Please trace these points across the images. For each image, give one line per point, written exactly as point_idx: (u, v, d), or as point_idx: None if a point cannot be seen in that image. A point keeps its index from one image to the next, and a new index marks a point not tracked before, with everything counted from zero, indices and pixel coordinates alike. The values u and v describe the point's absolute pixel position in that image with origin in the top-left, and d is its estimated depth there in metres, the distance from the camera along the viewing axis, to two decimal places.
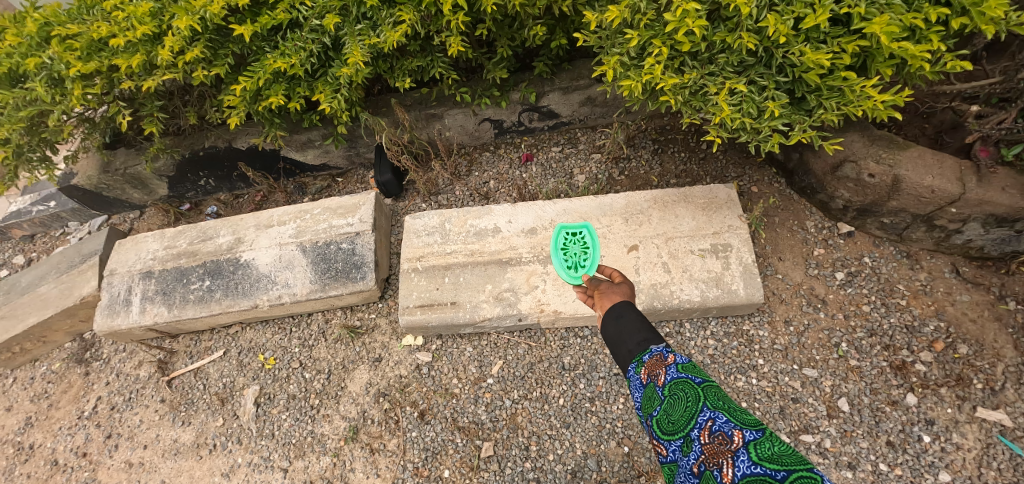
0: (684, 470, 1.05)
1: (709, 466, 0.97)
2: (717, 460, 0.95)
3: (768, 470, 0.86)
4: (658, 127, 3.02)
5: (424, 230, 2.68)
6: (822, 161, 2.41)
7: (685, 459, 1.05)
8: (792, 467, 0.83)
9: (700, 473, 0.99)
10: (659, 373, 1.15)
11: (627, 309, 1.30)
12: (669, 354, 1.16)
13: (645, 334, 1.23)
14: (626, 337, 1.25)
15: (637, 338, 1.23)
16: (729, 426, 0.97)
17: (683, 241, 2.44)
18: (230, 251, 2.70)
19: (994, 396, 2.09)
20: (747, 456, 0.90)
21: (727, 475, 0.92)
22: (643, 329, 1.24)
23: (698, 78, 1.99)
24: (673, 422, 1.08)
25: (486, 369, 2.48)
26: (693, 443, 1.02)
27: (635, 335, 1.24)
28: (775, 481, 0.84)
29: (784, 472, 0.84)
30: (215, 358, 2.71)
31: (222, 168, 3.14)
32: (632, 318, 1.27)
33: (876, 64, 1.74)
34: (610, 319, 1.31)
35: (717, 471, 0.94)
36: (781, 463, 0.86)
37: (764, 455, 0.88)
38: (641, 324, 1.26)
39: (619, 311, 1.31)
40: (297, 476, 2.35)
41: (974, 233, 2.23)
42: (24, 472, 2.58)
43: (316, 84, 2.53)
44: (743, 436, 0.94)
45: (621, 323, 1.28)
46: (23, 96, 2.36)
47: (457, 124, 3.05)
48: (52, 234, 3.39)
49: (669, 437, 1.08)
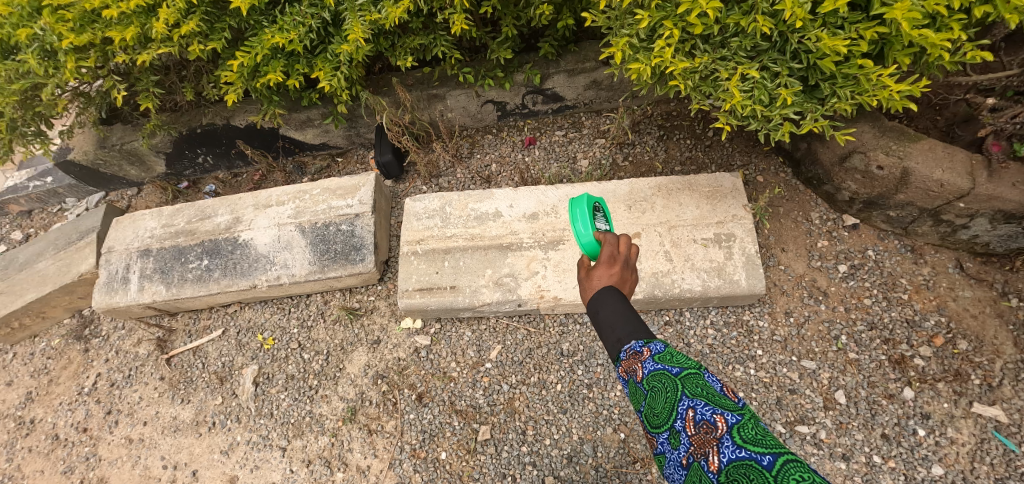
0: (674, 463, 1.04)
1: (697, 456, 0.95)
2: (703, 448, 0.93)
3: (752, 454, 0.84)
4: (664, 113, 2.97)
5: (425, 213, 2.65)
6: (830, 151, 2.37)
7: (674, 451, 1.03)
8: (776, 450, 0.81)
9: (689, 464, 0.97)
10: (636, 368, 1.12)
11: (602, 303, 1.24)
12: (644, 347, 1.12)
13: (620, 331, 1.19)
14: (604, 337, 1.22)
15: (612, 337, 1.20)
16: (711, 412, 0.95)
17: (687, 230, 2.41)
18: (228, 231, 2.68)
19: (990, 392, 2.09)
20: (732, 441, 0.88)
21: (713, 464, 0.90)
22: (616, 327, 1.19)
23: (709, 63, 1.94)
24: (658, 415, 1.06)
25: (484, 353, 2.49)
26: (680, 436, 1.00)
27: (611, 334, 1.20)
28: (759, 465, 0.82)
29: (769, 456, 0.82)
30: (213, 338, 2.71)
31: (220, 145, 3.09)
32: (607, 314, 1.22)
33: (893, 52, 1.68)
34: (591, 316, 1.27)
35: (704, 460, 0.93)
36: (764, 445, 0.84)
37: (746, 438, 0.87)
38: (615, 320, 1.21)
39: (593, 310, 1.26)
40: (296, 455, 2.37)
41: (980, 228, 2.20)
42: (25, 446, 2.61)
43: (316, 61, 2.46)
44: (726, 420, 0.92)
45: (598, 322, 1.24)
46: (16, 68, 2.30)
47: (459, 105, 2.99)
48: (50, 210, 3.36)
49: (658, 430, 1.07)
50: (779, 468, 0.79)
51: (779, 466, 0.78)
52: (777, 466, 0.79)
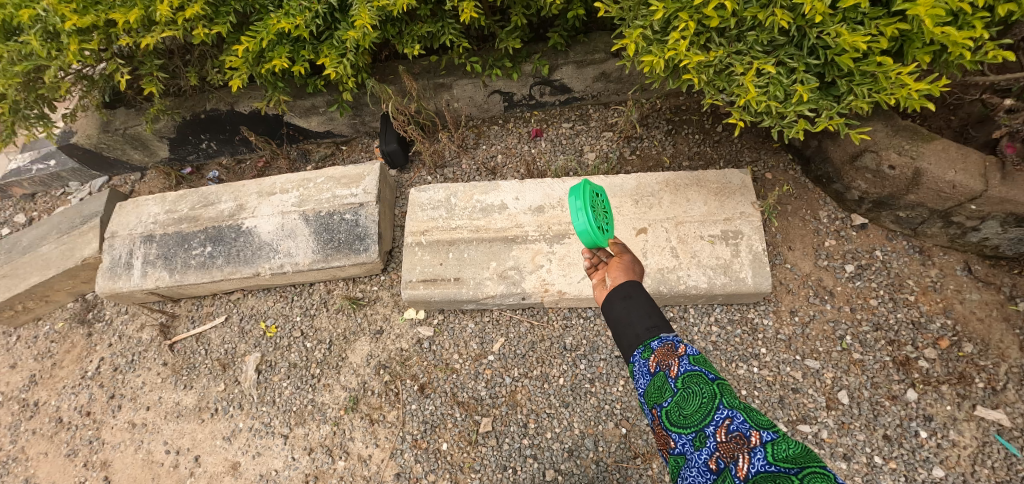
0: (694, 465, 1.03)
1: (725, 461, 0.96)
2: (732, 455, 0.95)
3: (783, 468, 0.86)
4: (672, 106, 2.93)
5: (429, 203, 2.63)
6: (841, 149, 2.33)
7: (696, 453, 1.03)
8: (805, 464, 0.85)
9: (717, 469, 0.97)
10: (672, 363, 1.12)
11: (637, 290, 1.25)
12: (681, 345, 1.14)
13: (654, 320, 1.20)
14: (636, 321, 1.21)
15: (646, 323, 1.20)
16: (746, 426, 0.96)
17: (694, 227, 2.39)
18: (232, 218, 2.67)
19: (994, 395, 2.08)
20: (764, 455, 0.90)
21: (742, 470, 0.92)
22: (652, 314, 1.21)
23: (724, 56, 1.91)
24: (686, 416, 1.06)
25: (487, 346, 2.48)
26: (706, 439, 1.01)
27: (643, 320, 1.21)
28: (787, 477, 0.85)
29: (797, 469, 0.85)
30: (216, 324, 2.72)
31: (224, 131, 3.06)
32: (641, 301, 1.23)
33: (913, 50, 1.65)
34: (618, 299, 1.26)
35: (732, 465, 0.94)
36: (796, 460, 0.86)
37: (779, 455, 0.89)
38: (650, 309, 1.22)
39: (629, 292, 1.26)
40: (298, 442, 2.38)
41: (991, 231, 2.18)
42: (29, 428, 2.62)
43: (322, 47, 2.42)
44: (760, 436, 0.94)
45: (631, 305, 1.23)
46: (18, 50, 2.26)
47: (466, 95, 2.96)
48: (53, 193, 3.35)
49: (681, 430, 1.06)
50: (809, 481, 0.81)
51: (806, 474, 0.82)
52: (805, 478, 0.82)
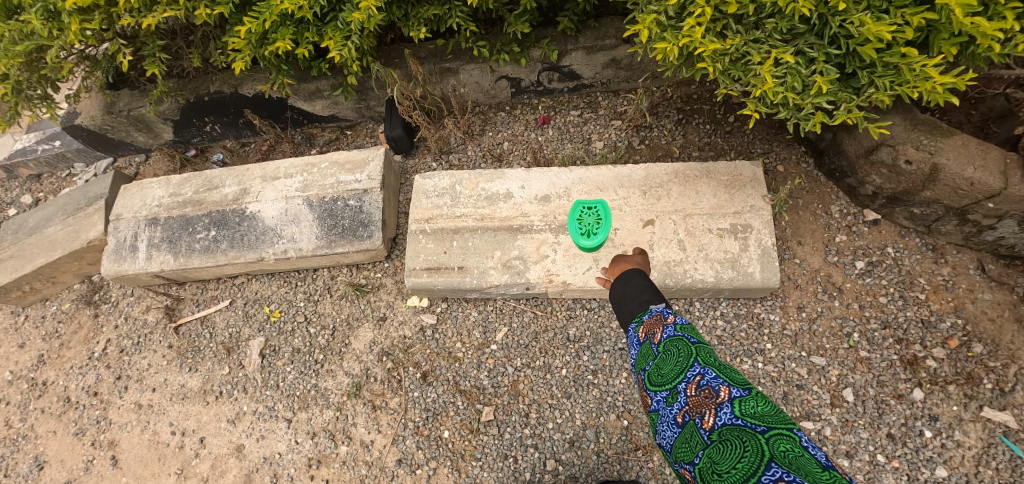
0: (666, 419, 1.13)
1: (692, 415, 1.05)
2: (700, 409, 1.04)
3: (749, 423, 0.93)
4: (684, 95, 2.87)
5: (434, 190, 2.60)
6: (856, 143, 2.27)
7: (669, 408, 1.12)
8: (771, 424, 0.91)
9: (683, 422, 1.07)
10: (657, 331, 1.24)
11: (634, 275, 1.43)
12: (669, 315, 1.27)
13: (647, 296, 1.36)
14: (631, 298, 1.38)
15: (639, 299, 1.36)
16: (717, 382, 1.05)
17: (702, 219, 2.35)
18: (235, 202, 2.65)
19: (1002, 397, 2.06)
20: (731, 410, 0.98)
21: (708, 422, 1.00)
22: (646, 292, 1.37)
23: (741, 45, 1.84)
24: (663, 375, 1.17)
25: (490, 335, 2.48)
26: (678, 395, 1.11)
27: (637, 297, 1.37)
28: (752, 432, 0.91)
29: (762, 427, 0.91)
30: (222, 307, 2.73)
31: (228, 114, 3.03)
32: (637, 283, 1.41)
33: (939, 41, 1.58)
34: (620, 284, 1.45)
35: (699, 418, 1.03)
36: (762, 419, 0.93)
37: (746, 410, 0.96)
38: (646, 288, 1.39)
39: (628, 277, 1.44)
40: (301, 426, 2.40)
41: (1007, 230, 2.12)
42: (38, 407, 2.66)
43: (326, 29, 2.37)
44: (729, 391, 1.03)
45: (628, 287, 1.41)
46: (19, 29, 2.23)
47: (472, 80, 2.90)
48: (59, 175, 3.35)
49: (657, 388, 1.17)
50: (771, 437, 0.88)
51: (771, 433, 0.88)
52: (768, 435, 0.88)
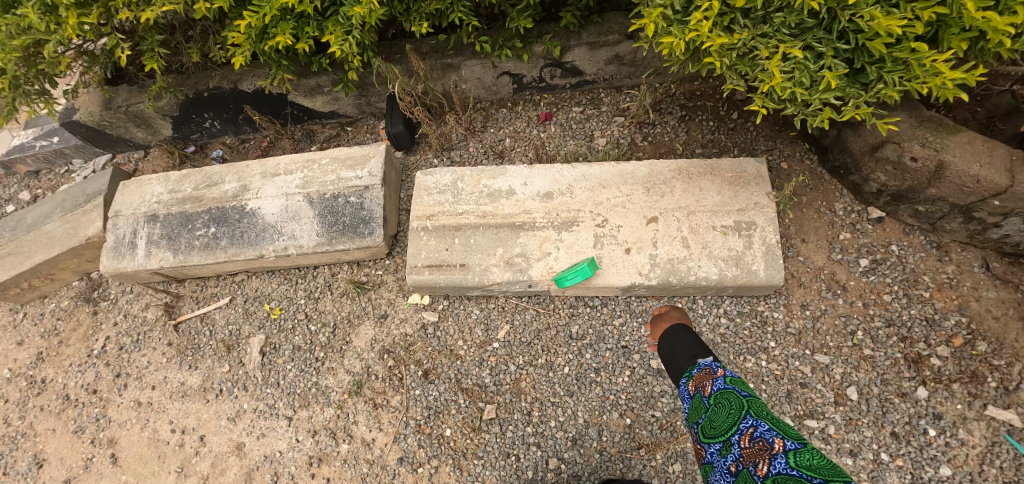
0: (720, 469, 1.24)
1: (746, 464, 1.14)
2: (754, 458, 1.13)
3: (804, 474, 1.00)
4: (687, 92, 2.85)
5: (435, 187, 2.59)
6: (861, 140, 2.26)
7: (722, 459, 1.24)
8: (826, 476, 0.96)
9: (736, 471, 1.17)
10: (707, 384, 1.40)
11: (679, 332, 1.70)
12: (718, 369, 1.43)
13: (694, 350, 1.60)
14: (679, 353, 1.63)
15: (687, 355, 1.60)
16: (770, 434, 1.14)
17: (706, 217, 2.33)
18: (236, 199, 2.63)
19: (1006, 395, 2.05)
20: (784, 460, 1.06)
21: (762, 470, 1.09)
22: (692, 347, 1.63)
23: (748, 39, 1.82)
24: (715, 427, 1.30)
25: (492, 333, 2.46)
26: (732, 446, 1.22)
27: (685, 353, 1.61)
28: (807, 482, 0.98)
29: (818, 478, 0.97)
30: (221, 305, 2.71)
31: (227, 110, 3.01)
32: (682, 340, 1.67)
33: (949, 36, 1.56)
34: (666, 340, 1.72)
35: (753, 467, 1.12)
36: (815, 469, 1.00)
37: (801, 461, 1.03)
38: (692, 343, 1.65)
39: (673, 332, 1.72)
40: (302, 425, 2.39)
41: (1013, 228, 2.11)
42: (37, 405, 2.64)
43: (327, 24, 2.34)
44: (783, 444, 1.11)
45: (674, 343, 1.68)
46: (16, 23, 2.20)
47: (474, 76, 2.88)
48: (57, 171, 3.32)
49: (711, 439, 1.30)
50: None
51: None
52: None
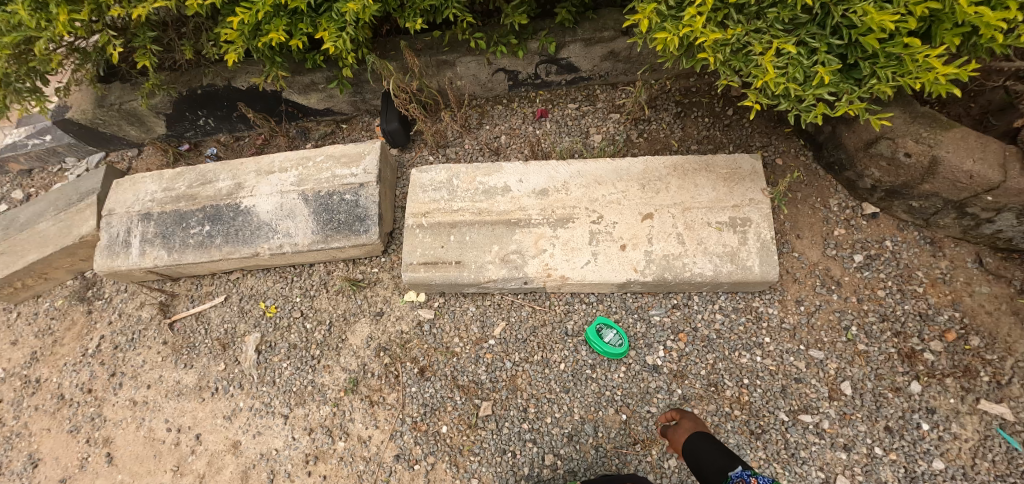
0: None
1: None
2: None
3: None
4: (682, 88, 2.85)
5: (431, 184, 2.58)
6: (856, 136, 2.26)
7: None
8: None
9: None
10: None
11: (702, 443, 1.76)
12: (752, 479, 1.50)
13: (720, 458, 1.65)
14: (707, 462, 1.68)
15: (717, 467, 1.63)
16: None
17: (701, 213, 2.34)
18: (230, 197, 2.62)
19: (998, 389, 2.06)
20: None
21: None
22: (716, 455, 1.68)
23: (742, 35, 1.82)
24: None
25: (488, 330, 2.46)
26: None
27: (714, 463, 1.65)
28: None
29: None
30: (217, 303, 2.70)
31: (221, 107, 2.99)
32: (709, 450, 1.71)
33: (942, 32, 1.56)
34: (693, 453, 1.75)
35: None
36: None
37: None
38: (717, 452, 1.69)
39: (697, 443, 1.77)
40: (298, 422, 2.39)
41: (1005, 223, 2.12)
42: (32, 404, 2.64)
43: (321, 20, 2.33)
44: None
45: (701, 454, 1.72)
46: (6, 19, 2.18)
47: (469, 73, 2.87)
48: (50, 169, 3.30)
49: None
50: None
51: None
52: None
